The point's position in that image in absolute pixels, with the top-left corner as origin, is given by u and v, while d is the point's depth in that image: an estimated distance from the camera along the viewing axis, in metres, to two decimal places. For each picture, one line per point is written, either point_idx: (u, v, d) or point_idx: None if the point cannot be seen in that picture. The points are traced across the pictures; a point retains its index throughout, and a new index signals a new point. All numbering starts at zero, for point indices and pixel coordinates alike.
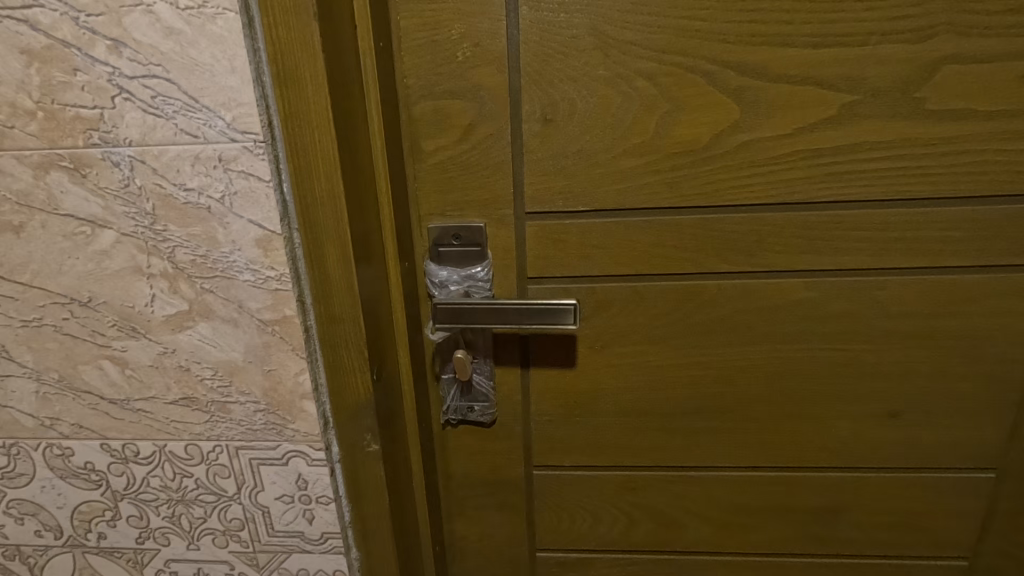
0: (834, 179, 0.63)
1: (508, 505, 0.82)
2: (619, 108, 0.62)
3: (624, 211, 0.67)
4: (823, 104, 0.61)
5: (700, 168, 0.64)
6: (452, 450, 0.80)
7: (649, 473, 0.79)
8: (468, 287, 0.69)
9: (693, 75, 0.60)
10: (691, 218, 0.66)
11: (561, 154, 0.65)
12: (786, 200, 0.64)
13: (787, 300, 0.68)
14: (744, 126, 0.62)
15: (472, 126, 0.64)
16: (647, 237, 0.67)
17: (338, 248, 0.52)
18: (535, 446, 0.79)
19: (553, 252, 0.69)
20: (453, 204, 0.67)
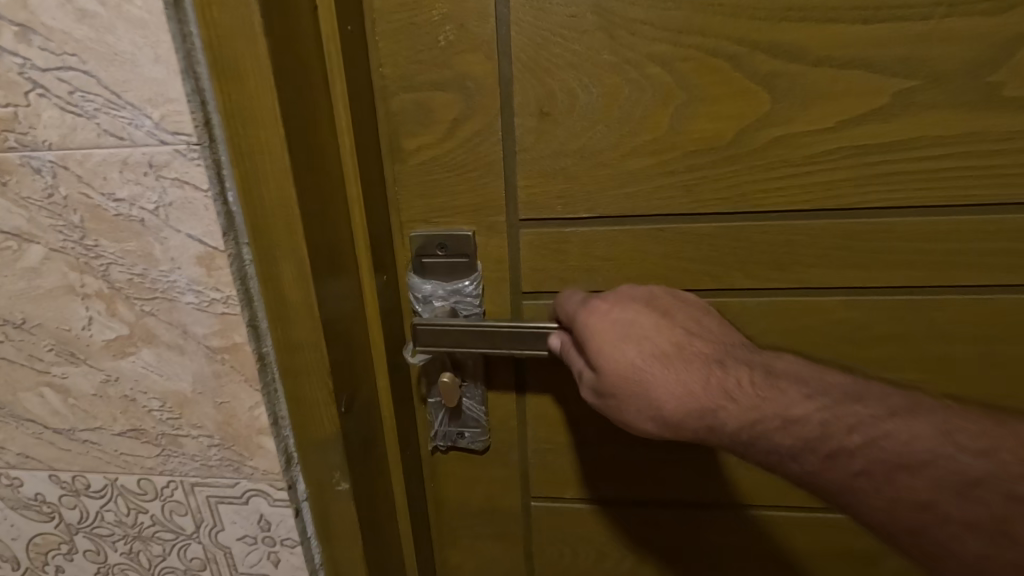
0: (885, 181, 0.53)
1: (504, 537, 0.75)
2: (626, 99, 0.53)
3: (634, 216, 0.58)
4: (874, 93, 0.50)
5: (724, 168, 0.54)
6: (443, 480, 0.73)
7: (661, 509, 0.70)
8: (455, 303, 0.62)
9: (716, 59, 0.51)
10: (712, 227, 0.57)
11: (559, 152, 0.56)
12: (826, 206, 0.55)
13: (824, 322, 0.59)
14: (777, 119, 0.52)
15: (458, 122, 0.56)
16: (659, 247, 0.58)
17: (294, 264, 0.45)
18: (534, 476, 0.71)
19: (551, 264, 0.60)
20: (439, 209, 0.60)
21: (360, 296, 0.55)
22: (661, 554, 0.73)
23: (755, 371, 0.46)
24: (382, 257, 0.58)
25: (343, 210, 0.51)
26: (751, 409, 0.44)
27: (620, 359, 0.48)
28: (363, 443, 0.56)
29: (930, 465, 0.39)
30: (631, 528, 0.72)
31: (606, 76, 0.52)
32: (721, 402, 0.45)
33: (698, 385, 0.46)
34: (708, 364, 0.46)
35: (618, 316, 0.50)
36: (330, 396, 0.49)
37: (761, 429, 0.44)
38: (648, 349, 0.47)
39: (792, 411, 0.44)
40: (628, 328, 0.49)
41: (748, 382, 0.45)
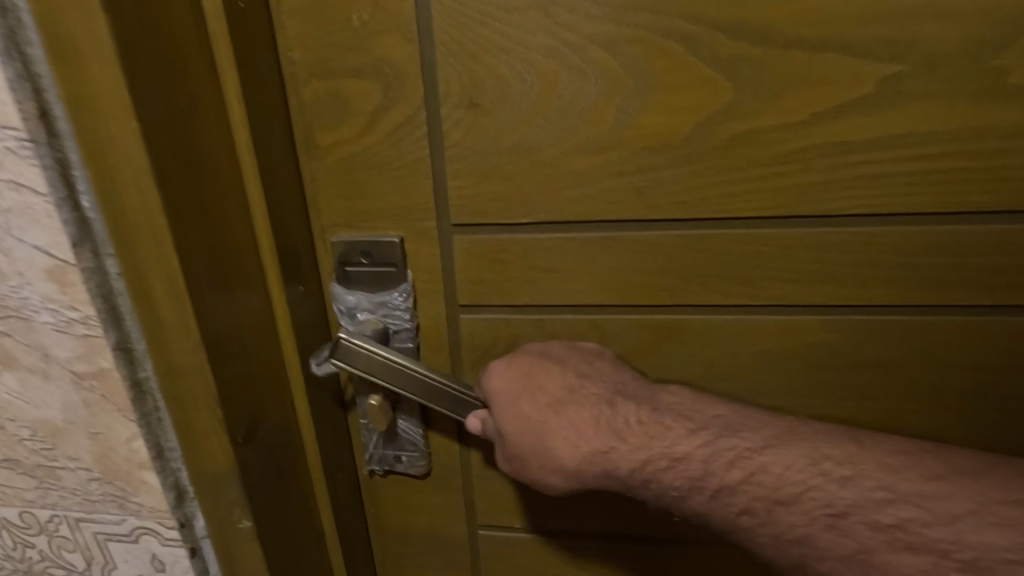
0: (871, 183, 0.45)
1: (451, 565, 0.70)
2: (565, 88, 0.46)
3: (580, 222, 0.50)
4: (854, 81, 0.43)
5: (681, 168, 0.47)
6: (384, 505, 0.67)
7: (617, 541, 0.64)
8: (382, 316, 0.56)
9: (669, 41, 0.44)
10: (668, 235, 0.50)
11: (492, 150, 0.49)
12: (801, 212, 0.47)
13: (798, 345, 0.51)
14: (740, 111, 0.45)
15: (379, 114, 0.49)
16: (609, 258, 0.51)
17: (165, 278, 0.39)
18: (480, 504, 0.65)
19: (489, 275, 0.54)
20: (362, 213, 0.53)
21: (271, 313, 0.48)
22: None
23: (642, 408, 0.47)
24: (300, 268, 0.50)
25: (242, 220, 0.44)
26: (640, 449, 0.45)
27: (527, 420, 0.48)
28: (274, 469, 0.50)
29: (800, 498, 0.41)
30: (586, 560, 0.66)
31: (541, 62, 0.45)
32: (611, 444, 0.46)
33: (590, 429, 0.47)
34: (599, 408, 0.47)
35: (520, 367, 0.50)
36: (220, 426, 0.43)
37: (653, 467, 0.44)
38: (545, 397, 0.48)
39: (678, 448, 0.44)
40: (529, 381, 0.49)
41: (636, 420, 0.46)
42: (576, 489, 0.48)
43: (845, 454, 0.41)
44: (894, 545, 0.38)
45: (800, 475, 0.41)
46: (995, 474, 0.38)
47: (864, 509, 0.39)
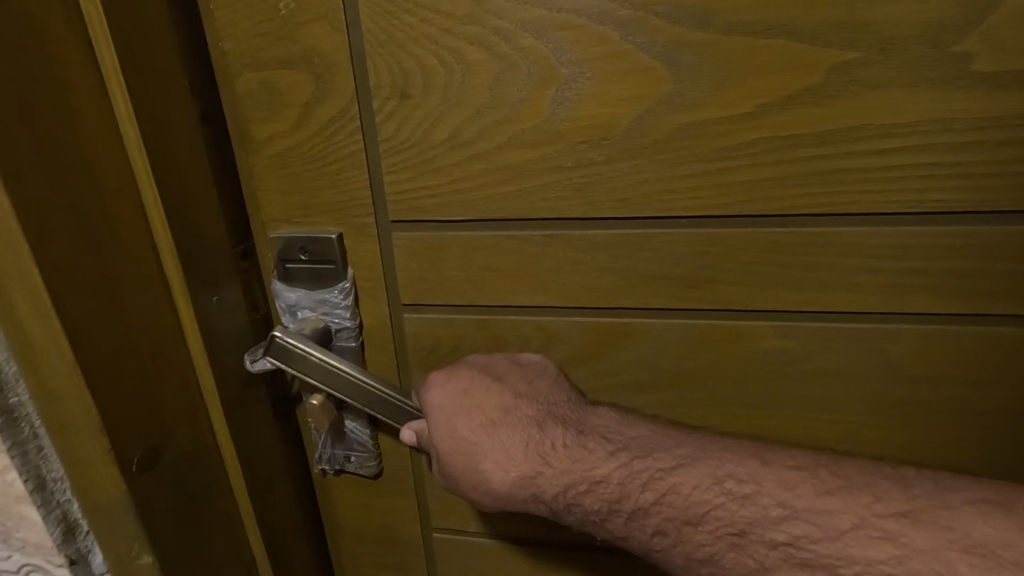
0: (824, 181, 0.41)
1: (406, 568, 0.68)
2: (496, 78, 0.43)
3: (520, 220, 0.48)
4: (803, 68, 0.39)
5: (621, 164, 0.44)
6: (338, 507, 0.66)
7: (573, 550, 0.62)
8: (323, 315, 0.54)
9: (604, 27, 0.41)
10: (612, 235, 0.47)
11: (424, 142, 0.47)
12: (750, 211, 0.44)
13: (753, 352, 0.48)
14: (680, 101, 0.42)
15: (310, 106, 0.48)
16: (553, 256, 0.49)
17: (27, 290, 0.38)
18: (432, 509, 0.64)
19: (432, 274, 0.52)
20: (300, 209, 0.51)
21: (179, 324, 0.47)
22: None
23: (569, 432, 0.46)
24: (217, 276, 0.50)
25: (139, 236, 0.44)
26: (563, 473, 0.44)
27: (462, 437, 0.47)
28: (185, 498, 0.49)
29: (704, 517, 0.40)
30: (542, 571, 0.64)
31: (470, 51, 0.43)
32: (536, 467, 0.45)
33: (520, 453, 0.46)
34: (530, 431, 0.46)
35: (455, 386, 0.48)
36: (108, 451, 0.43)
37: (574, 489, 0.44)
38: (478, 419, 0.47)
39: (596, 472, 0.43)
40: (467, 399, 0.48)
41: (561, 445, 0.45)
42: (506, 509, 0.48)
43: (742, 470, 0.40)
44: (789, 562, 0.37)
45: (700, 489, 0.40)
46: (885, 487, 0.37)
47: (761, 527, 0.38)
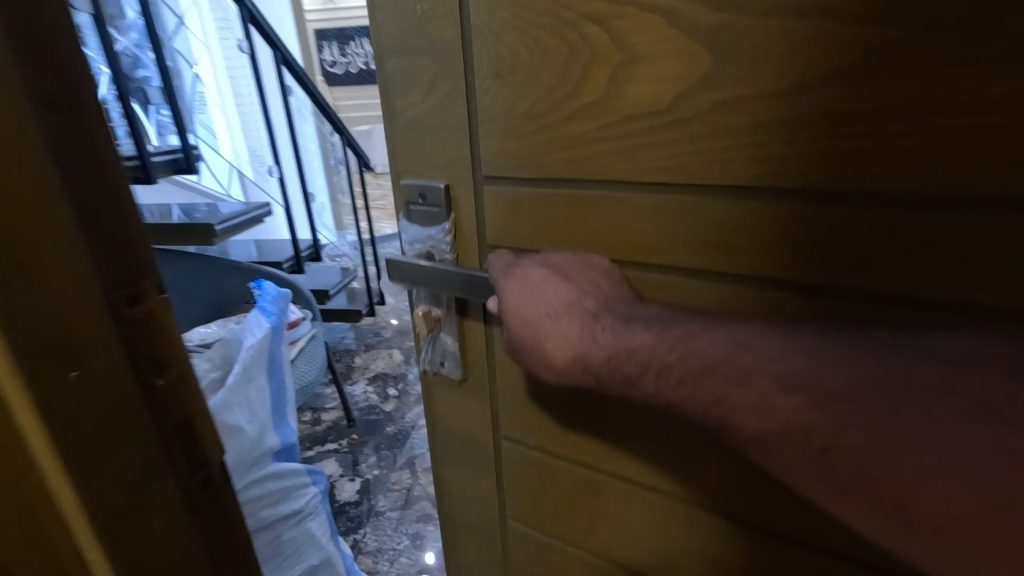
0: (863, 158, 0.43)
1: (480, 464, 0.83)
2: (564, 61, 0.53)
3: (577, 179, 0.57)
4: (841, 47, 0.41)
5: (666, 136, 0.50)
6: (434, 400, 0.83)
7: (606, 477, 0.70)
8: (430, 245, 0.70)
9: (653, 15, 0.47)
10: (654, 197, 0.53)
11: (510, 112, 0.58)
12: (787, 183, 0.47)
13: (776, 312, 0.52)
14: (720, 79, 0.46)
15: (433, 81, 0.62)
16: (602, 215, 0.57)
17: None
18: (503, 418, 0.76)
19: (509, 221, 0.64)
20: (420, 163, 0.67)
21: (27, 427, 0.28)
22: (618, 523, 0.73)
23: (614, 317, 0.54)
24: (78, 339, 0.29)
25: None
26: (607, 347, 0.52)
27: (537, 315, 0.55)
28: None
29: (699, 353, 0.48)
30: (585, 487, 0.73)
31: (546, 40, 0.53)
32: (590, 334, 0.53)
33: (574, 329, 0.54)
34: (587, 317, 0.54)
35: (529, 275, 0.57)
36: None
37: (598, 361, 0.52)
38: (550, 300, 0.56)
39: (616, 342, 0.51)
40: (545, 286, 0.57)
41: (608, 329, 0.53)
42: (567, 384, 0.56)
43: (719, 346, 0.47)
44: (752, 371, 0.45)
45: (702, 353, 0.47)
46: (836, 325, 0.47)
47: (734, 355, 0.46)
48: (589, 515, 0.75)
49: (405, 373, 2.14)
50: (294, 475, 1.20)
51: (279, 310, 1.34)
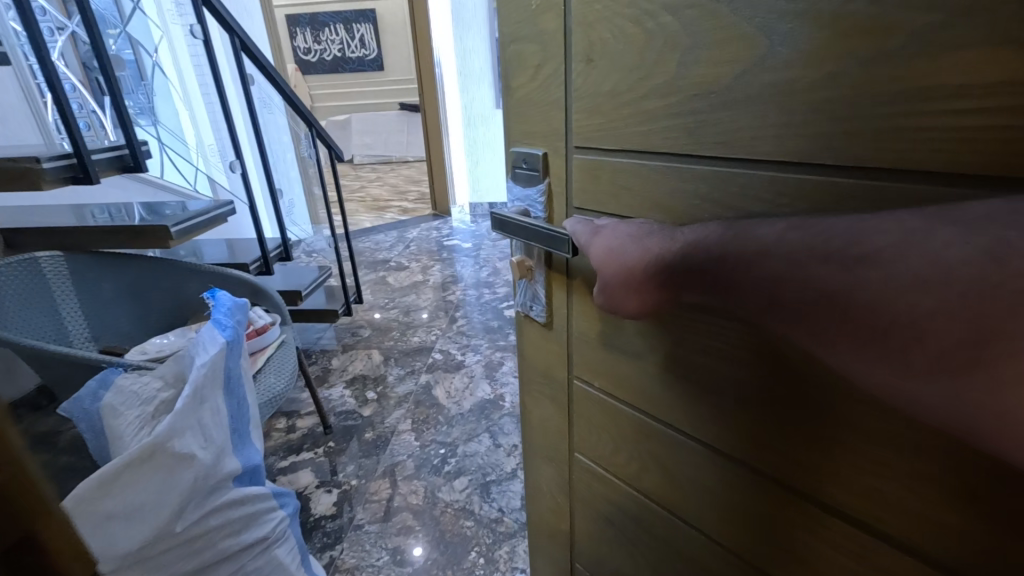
0: (920, 145, 0.31)
1: (559, 402, 0.74)
2: (642, 42, 0.43)
3: (650, 151, 0.46)
4: (888, 27, 0.30)
5: (710, 117, 0.41)
6: (523, 339, 0.75)
7: (676, 436, 0.57)
8: (528, 205, 0.62)
9: (717, 4, 0.38)
10: (713, 173, 0.42)
11: (594, 93, 0.49)
12: (807, 159, 0.36)
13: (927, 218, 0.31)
14: (776, 61, 0.36)
15: (539, 65, 0.54)
16: (679, 189, 0.45)
17: None
18: (577, 357, 0.66)
19: (590, 187, 0.54)
20: (522, 128, 0.59)
21: None
22: (731, 506, 0.54)
23: (686, 228, 0.44)
24: None
25: None
26: (692, 244, 0.42)
27: (629, 252, 0.47)
28: None
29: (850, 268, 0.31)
30: (670, 451, 0.59)
31: (630, 29, 0.44)
32: (662, 246, 0.44)
33: (655, 238, 0.46)
34: (663, 234, 0.45)
35: (616, 228, 0.49)
36: None
37: (671, 266, 0.44)
38: (625, 233, 0.48)
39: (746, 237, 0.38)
40: (630, 229, 0.48)
41: (680, 238, 0.43)
42: (664, 304, 0.48)
43: (777, 227, 0.36)
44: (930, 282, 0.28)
45: (742, 249, 0.38)
46: None
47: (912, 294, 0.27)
48: (689, 486, 0.58)
49: (387, 375, 1.84)
50: (261, 514, 0.84)
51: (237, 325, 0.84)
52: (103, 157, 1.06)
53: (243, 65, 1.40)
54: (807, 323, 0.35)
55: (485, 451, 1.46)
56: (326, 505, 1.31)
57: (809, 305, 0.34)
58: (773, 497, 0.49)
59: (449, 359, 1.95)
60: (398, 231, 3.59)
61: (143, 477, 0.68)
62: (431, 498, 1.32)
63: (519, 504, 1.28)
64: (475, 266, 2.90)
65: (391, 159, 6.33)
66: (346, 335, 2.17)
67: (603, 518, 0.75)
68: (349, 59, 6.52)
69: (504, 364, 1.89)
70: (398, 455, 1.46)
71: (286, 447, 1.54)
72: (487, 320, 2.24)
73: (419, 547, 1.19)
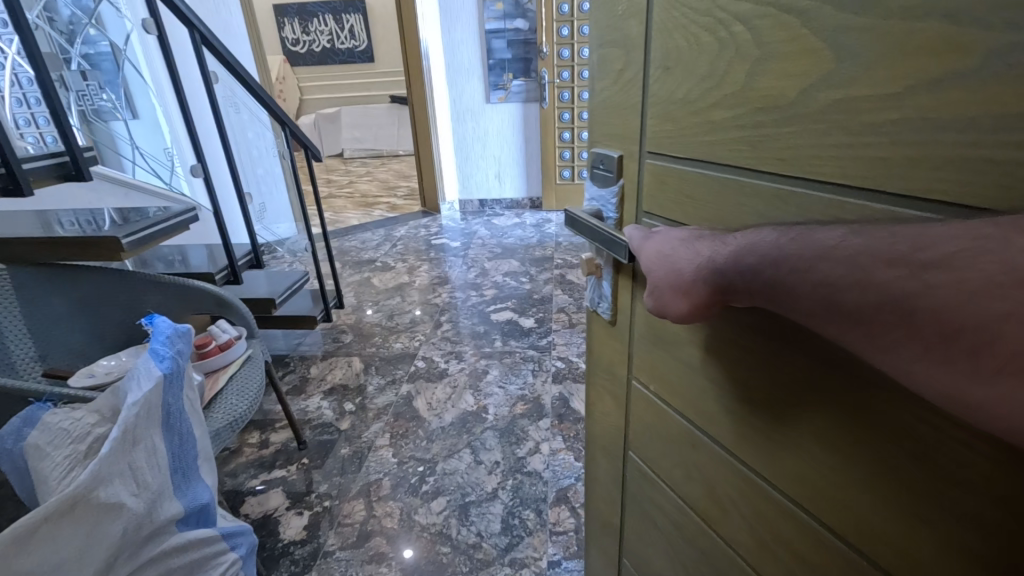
0: (1011, 182, 0.26)
1: (615, 396, 0.72)
2: (712, 53, 0.41)
3: (716, 162, 0.44)
4: (961, 49, 0.26)
5: (772, 133, 0.38)
6: (592, 334, 0.74)
7: (717, 449, 0.54)
8: (601, 205, 0.61)
9: (788, 15, 0.35)
10: (774, 192, 0.39)
11: (669, 101, 0.47)
12: (867, 185, 0.33)
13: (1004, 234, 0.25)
14: (842, 78, 0.32)
15: (625, 70, 0.52)
16: (740, 206, 0.42)
17: None
18: (636, 355, 0.64)
19: (659, 194, 0.52)
20: (604, 128, 0.58)
21: None
22: (767, 535, 0.50)
23: (733, 236, 0.38)
24: None
25: None
26: (740, 246, 0.37)
27: (680, 255, 0.43)
28: None
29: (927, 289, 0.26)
30: (714, 464, 0.55)
31: (704, 37, 0.42)
32: (711, 249, 0.40)
33: (706, 242, 0.41)
34: (714, 238, 0.41)
35: (667, 235, 0.46)
36: None
37: (721, 274, 0.38)
38: (677, 237, 0.45)
39: (801, 242, 0.32)
40: (680, 236, 0.44)
41: (730, 241, 0.38)
42: (701, 313, 0.41)
43: (836, 232, 0.31)
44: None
45: (787, 262, 0.32)
46: None
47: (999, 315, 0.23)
48: (729, 503, 0.54)
49: (367, 386, 1.77)
50: (206, 560, 0.77)
51: (177, 353, 0.78)
52: (38, 165, 0.98)
53: (203, 62, 1.31)
54: (860, 321, 0.29)
55: (465, 469, 1.40)
56: (296, 530, 1.24)
57: (869, 309, 0.28)
58: (808, 535, 0.45)
59: (432, 367, 1.88)
60: (386, 230, 3.50)
61: (69, 531, 0.60)
62: (407, 521, 1.25)
63: (498, 528, 1.22)
64: (464, 267, 2.82)
65: (381, 154, 6.21)
66: (326, 342, 2.09)
67: (649, 520, 0.72)
68: (337, 49, 6.38)
69: (488, 373, 1.82)
70: (374, 474, 1.40)
71: (258, 464, 1.46)
72: (474, 325, 2.17)
73: (410, 548, 1.19)
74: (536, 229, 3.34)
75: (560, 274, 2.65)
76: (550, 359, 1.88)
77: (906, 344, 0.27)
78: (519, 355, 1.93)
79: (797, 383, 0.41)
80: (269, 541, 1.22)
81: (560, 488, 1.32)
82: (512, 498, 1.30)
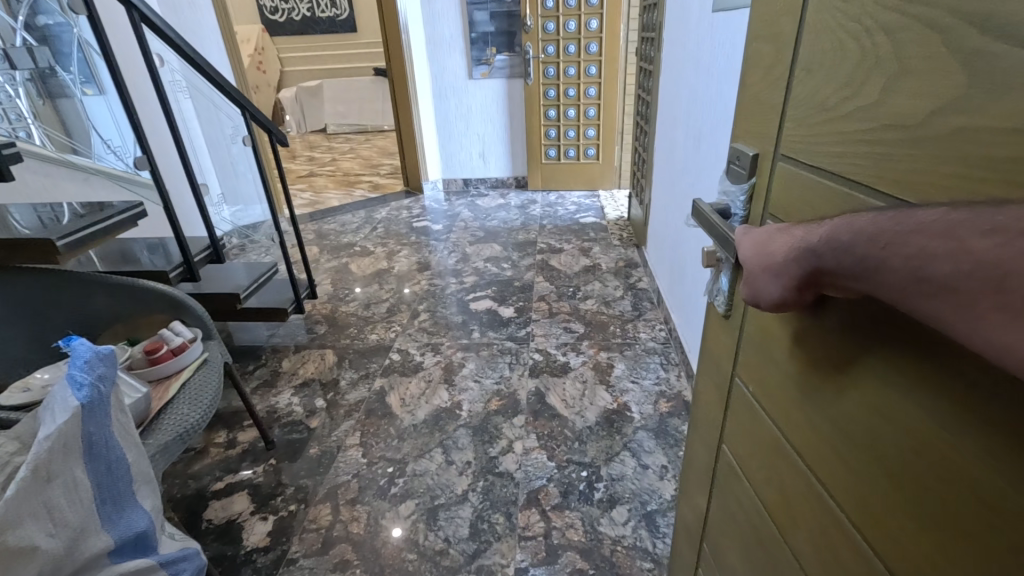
0: None
1: (716, 383, 0.70)
2: (853, 61, 0.38)
3: (839, 174, 0.40)
4: None
5: (891, 152, 0.34)
6: (708, 327, 0.71)
7: (791, 446, 0.52)
8: (728, 202, 0.58)
9: (930, 30, 0.31)
10: None
11: (809, 105, 0.44)
12: None
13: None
14: (970, 105, 0.28)
15: (774, 68, 0.49)
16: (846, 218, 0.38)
17: None
18: (741, 351, 0.61)
19: (781, 200, 0.48)
20: (746, 125, 0.55)
21: None
22: (828, 550, 0.47)
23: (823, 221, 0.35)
24: None
25: None
26: (828, 228, 0.34)
27: (773, 241, 0.41)
28: None
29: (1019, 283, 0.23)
30: (790, 471, 0.53)
31: (848, 43, 0.38)
32: (804, 233, 0.37)
33: (799, 228, 0.38)
34: (806, 224, 0.38)
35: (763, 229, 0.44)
36: None
37: (813, 252, 0.35)
38: (773, 228, 0.42)
39: (885, 228, 0.29)
40: (774, 228, 0.42)
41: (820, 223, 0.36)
42: (793, 297, 0.40)
43: (936, 209, 0.27)
44: None
45: (875, 262, 0.30)
46: None
47: None
48: (801, 516, 0.51)
49: (340, 380, 1.73)
50: None
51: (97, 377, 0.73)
52: None
53: (144, 41, 1.21)
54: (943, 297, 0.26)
55: (436, 470, 1.37)
56: (260, 536, 1.21)
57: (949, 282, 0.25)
58: (864, 552, 0.42)
59: (406, 360, 1.84)
60: (366, 211, 3.40)
61: None
62: (374, 526, 1.22)
63: (466, 534, 1.19)
64: (445, 251, 2.76)
65: (365, 129, 6.04)
66: (301, 334, 2.03)
67: (730, 517, 0.69)
68: (318, 18, 6.15)
69: (465, 366, 1.78)
70: (343, 475, 1.37)
71: (224, 464, 1.43)
72: (453, 315, 2.12)
73: (399, 528, 1.22)
74: (520, 211, 3.26)
75: (542, 260, 2.58)
76: (529, 351, 1.85)
77: (997, 311, 0.24)
78: (498, 347, 1.88)
79: (878, 396, 0.38)
80: (231, 550, 1.18)
81: (531, 489, 1.30)
82: (481, 501, 1.27)
